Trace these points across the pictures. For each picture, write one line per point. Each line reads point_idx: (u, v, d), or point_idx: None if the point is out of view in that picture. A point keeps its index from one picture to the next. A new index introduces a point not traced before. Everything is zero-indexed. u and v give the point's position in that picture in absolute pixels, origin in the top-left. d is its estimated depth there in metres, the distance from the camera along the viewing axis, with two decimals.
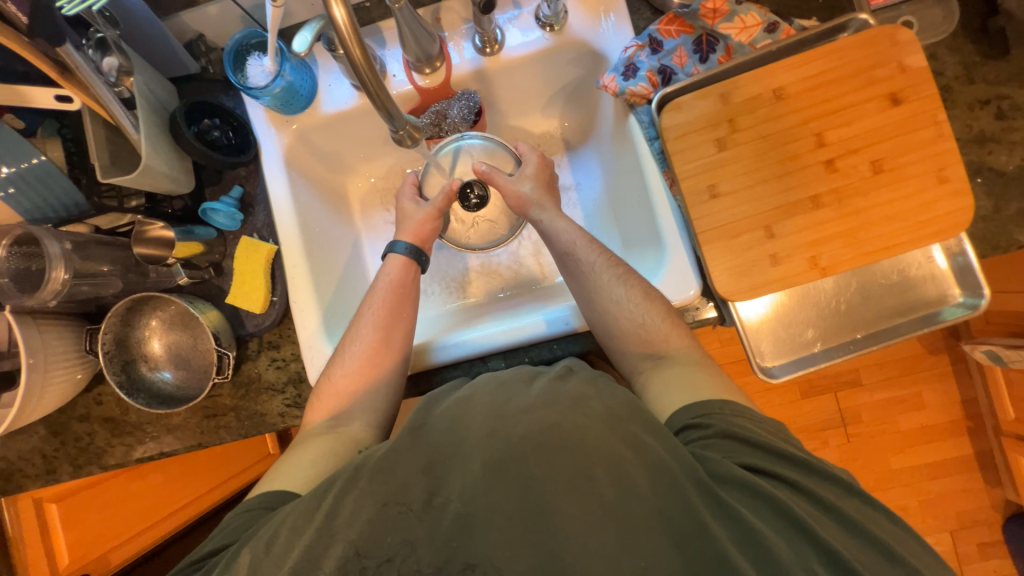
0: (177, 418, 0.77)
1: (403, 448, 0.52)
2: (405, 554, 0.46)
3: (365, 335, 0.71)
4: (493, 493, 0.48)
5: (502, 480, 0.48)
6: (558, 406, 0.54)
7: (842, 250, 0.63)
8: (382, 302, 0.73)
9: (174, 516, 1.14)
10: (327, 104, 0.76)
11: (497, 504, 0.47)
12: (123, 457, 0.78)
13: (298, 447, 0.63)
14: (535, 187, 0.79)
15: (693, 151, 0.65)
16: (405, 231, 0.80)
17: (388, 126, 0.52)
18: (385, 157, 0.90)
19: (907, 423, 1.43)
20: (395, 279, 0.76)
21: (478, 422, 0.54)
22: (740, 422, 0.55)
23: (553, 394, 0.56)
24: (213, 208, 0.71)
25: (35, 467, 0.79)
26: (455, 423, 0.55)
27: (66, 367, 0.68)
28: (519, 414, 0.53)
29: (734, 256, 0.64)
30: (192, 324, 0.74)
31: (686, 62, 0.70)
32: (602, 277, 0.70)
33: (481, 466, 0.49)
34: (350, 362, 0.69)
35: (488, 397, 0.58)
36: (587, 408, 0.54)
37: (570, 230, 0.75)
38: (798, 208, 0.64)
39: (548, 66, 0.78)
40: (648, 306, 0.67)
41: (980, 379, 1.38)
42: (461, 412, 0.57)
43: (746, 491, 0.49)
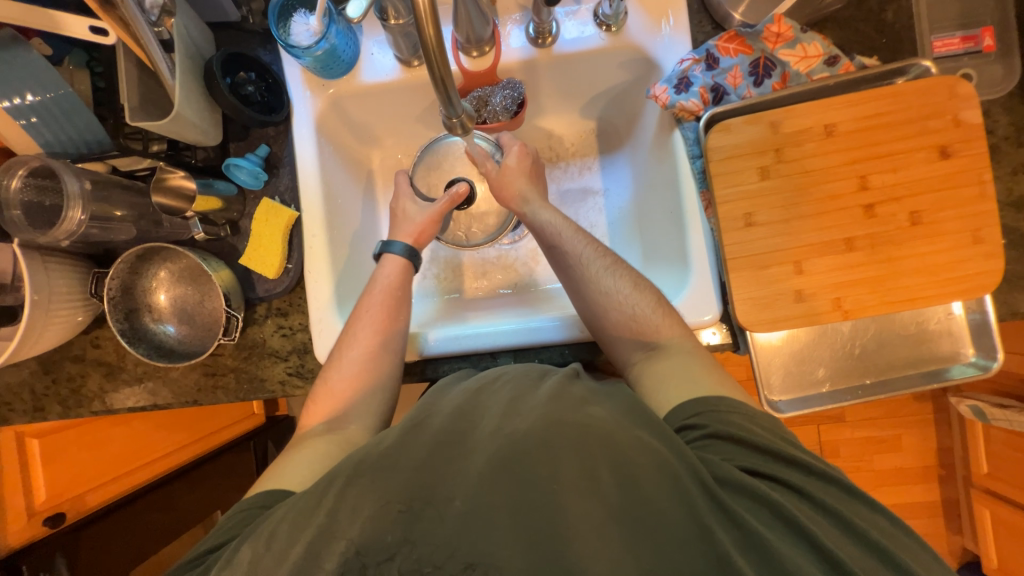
0: (175, 372, 0.76)
1: (409, 439, 0.53)
2: (405, 552, 0.45)
3: (363, 338, 0.69)
4: (497, 494, 0.47)
5: (507, 479, 0.48)
6: (562, 404, 0.55)
7: (867, 296, 0.63)
8: (378, 305, 0.71)
9: (155, 464, 1.13)
10: (367, 74, 0.74)
11: (500, 506, 0.47)
12: (114, 404, 0.77)
13: (302, 447, 0.63)
14: (513, 179, 0.77)
15: (736, 175, 0.64)
16: (405, 233, 0.78)
17: (444, 111, 0.51)
18: (414, 134, 0.88)
19: (883, 463, 1.46)
20: (393, 281, 0.74)
21: (486, 418, 0.55)
22: (734, 419, 0.55)
23: (560, 393, 0.57)
24: (237, 163, 0.69)
25: (24, 403, 0.77)
26: (462, 417, 0.56)
27: (68, 308, 0.67)
28: (526, 412, 0.54)
29: (760, 287, 0.64)
30: (200, 280, 0.72)
31: (740, 83, 0.68)
32: (590, 269, 0.70)
33: (486, 462, 0.49)
34: (348, 365, 0.69)
35: (495, 394, 0.59)
36: (588, 409, 0.55)
37: (544, 234, 0.74)
38: (831, 247, 0.63)
39: (596, 66, 0.76)
40: (637, 295, 0.68)
41: (959, 431, 1.41)
42: (469, 403, 0.58)
43: (744, 494, 0.49)
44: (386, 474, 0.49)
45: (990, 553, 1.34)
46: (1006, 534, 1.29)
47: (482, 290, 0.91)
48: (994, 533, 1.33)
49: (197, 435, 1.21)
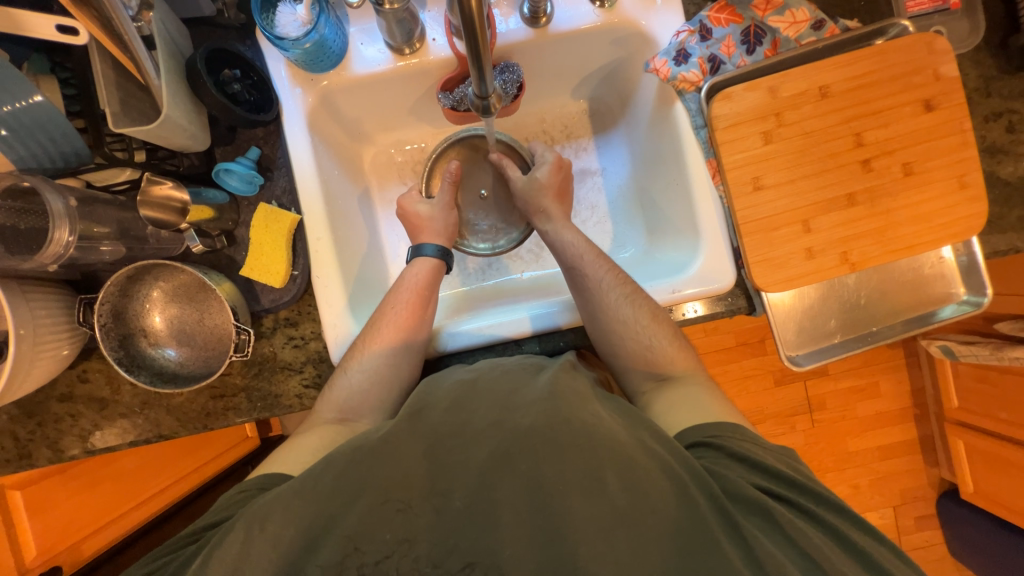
0: (179, 398, 0.71)
1: (406, 429, 0.53)
2: (404, 551, 0.44)
3: (385, 335, 0.67)
4: (500, 484, 0.47)
5: (511, 471, 0.48)
6: (563, 401, 0.54)
7: (872, 247, 0.66)
8: (405, 304, 0.70)
9: (146, 504, 1.05)
10: (358, 65, 0.70)
11: (505, 490, 0.47)
12: (112, 441, 0.71)
13: (311, 431, 0.62)
14: (539, 198, 0.79)
15: (741, 142, 0.66)
16: (434, 233, 0.78)
17: (475, 88, 0.50)
18: (406, 127, 0.86)
19: (865, 409, 1.55)
20: (421, 279, 0.73)
21: (485, 408, 0.54)
22: (750, 446, 0.55)
23: (558, 387, 0.56)
24: (228, 168, 0.65)
25: (5, 452, 0.71)
26: (456, 411, 0.55)
27: (53, 341, 0.60)
28: (526, 404, 0.54)
29: (772, 248, 0.66)
30: (197, 297, 0.67)
31: (734, 52, 0.69)
32: (609, 296, 0.69)
33: (486, 455, 0.49)
34: (370, 358, 0.66)
35: (489, 385, 0.58)
36: (586, 407, 0.54)
37: (566, 253, 0.74)
38: (834, 204, 0.66)
39: (590, 45, 0.76)
40: (654, 327, 0.67)
41: (929, 371, 1.52)
42: (466, 399, 0.56)
43: (756, 512, 0.48)
44: (424, 470, 0.49)
45: (965, 478, 1.46)
46: (979, 460, 1.41)
47: (473, 269, 0.90)
48: (967, 460, 1.44)
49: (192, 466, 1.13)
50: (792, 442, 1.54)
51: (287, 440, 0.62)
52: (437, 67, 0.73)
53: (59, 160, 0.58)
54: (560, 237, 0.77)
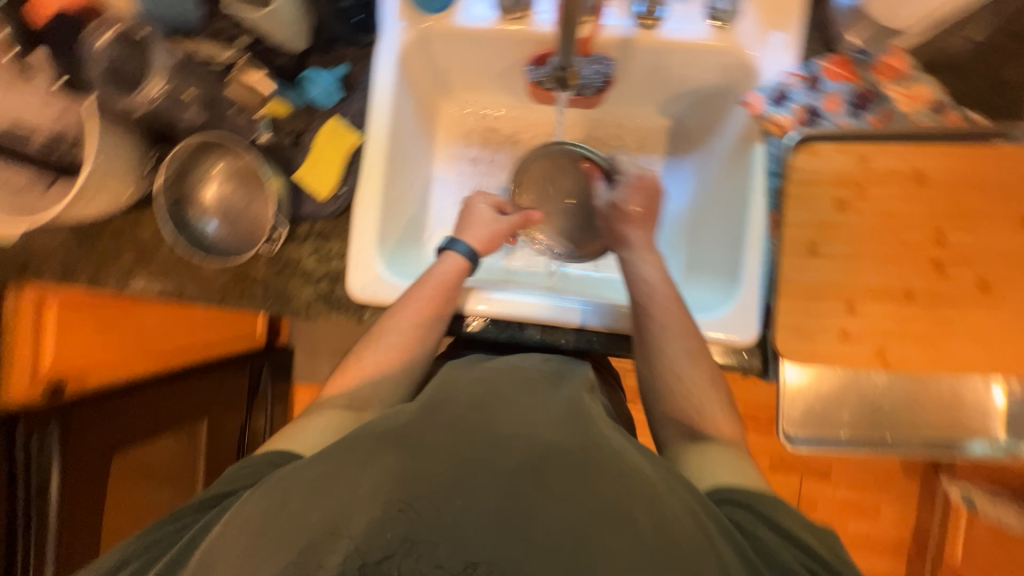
0: (205, 270, 0.76)
1: (420, 422, 0.50)
2: (406, 553, 0.40)
3: (403, 327, 0.68)
4: (538, 501, 0.43)
5: (535, 488, 0.44)
6: (584, 426, 0.51)
7: (915, 353, 0.62)
8: (427, 297, 0.69)
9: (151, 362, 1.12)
10: (461, 17, 0.72)
11: (535, 510, 0.42)
12: (140, 287, 0.77)
13: (321, 413, 0.65)
14: (616, 224, 0.73)
15: (811, 201, 0.63)
16: (472, 234, 0.74)
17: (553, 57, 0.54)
18: (489, 92, 0.87)
19: (858, 530, 1.45)
20: (445, 274, 0.71)
21: (494, 415, 0.51)
22: (788, 515, 0.52)
23: (577, 412, 0.53)
24: (314, 76, 0.71)
25: (55, 265, 0.79)
26: (479, 404, 0.52)
27: (121, 180, 0.66)
28: (538, 422, 0.50)
29: (807, 318, 0.63)
30: (250, 184, 0.72)
31: (837, 110, 0.65)
32: (670, 347, 0.65)
33: (509, 467, 0.45)
34: (383, 351, 0.68)
35: (509, 389, 0.56)
36: (608, 435, 0.53)
37: (638, 291, 0.68)
38: (890, 296, 0.62)
39: (692, 66, 0.73)
40: (708, 390, 0.64)
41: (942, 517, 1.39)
42: (491, 397, 0.54)
43: None
44: None
45: None
46: None
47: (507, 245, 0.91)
48: None
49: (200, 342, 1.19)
50: None
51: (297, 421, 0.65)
52: (534, 40, 0.73)
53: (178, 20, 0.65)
54: (638, 269, 0.70)
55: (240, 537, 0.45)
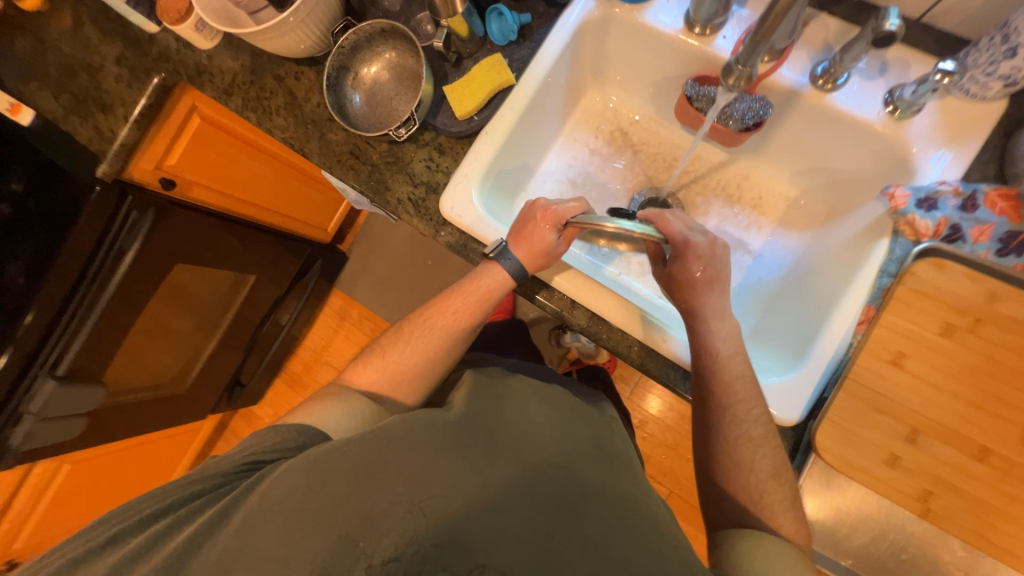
0: (332, 136, 0.84)
1: (443, 437, 0.59)
2: (419, 555, 0.52)
3: (438, 332, 0.75)
4: (565, 524, 0.54)
5: (557, 523, 0.55)
6: (590, 466, 0.60)
7: (961, 512, 0.56)
8: (465, 310, 0.75)
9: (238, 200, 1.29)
10: (649, 14, 0.75)
11: (564, 546, 0.53)
12: (275, 129, 0.87)
13: (340, 398, 0.69)
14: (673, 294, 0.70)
15: (918, 314, 0.59)
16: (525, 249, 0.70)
17: (737, 57, 0.61)
18: (635, 96, 0.90)
19: None
20: (483, 290, 0.74)
21: (500, 453, 0.59)
22: None
23: (587, 455, 0.62)
24: (500, 12, 0.75)
25: (222, 83, 0.91)
26: (507, 433, 0.61)
27: (305, 34, 0.76)
28: (539, 461, 0.59)
29: (860, 425, 0.59)
30: (403, 81, 0.79)
31: (982, 241, 0.61)
32: (730, 433, 0.63)
33: (535, 507, 0.55)
34: (414, 350, 0.75)
35: (527, 421, 0.64)
36: (615, 478, 0.61)
37: (706, 365, 0.65)
38: (961, 444, 0.57)
39: (847, 143, 0.72)
40: (777, 488, 0.60)
41: None
42: (517, 423, 0.63)
43: None
44: None
45: None
46: None
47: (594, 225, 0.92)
48: None
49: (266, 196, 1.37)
50: None
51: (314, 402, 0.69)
52: (707, 60, 0.76)
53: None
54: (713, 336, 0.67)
55: (285, 499, 0.54)
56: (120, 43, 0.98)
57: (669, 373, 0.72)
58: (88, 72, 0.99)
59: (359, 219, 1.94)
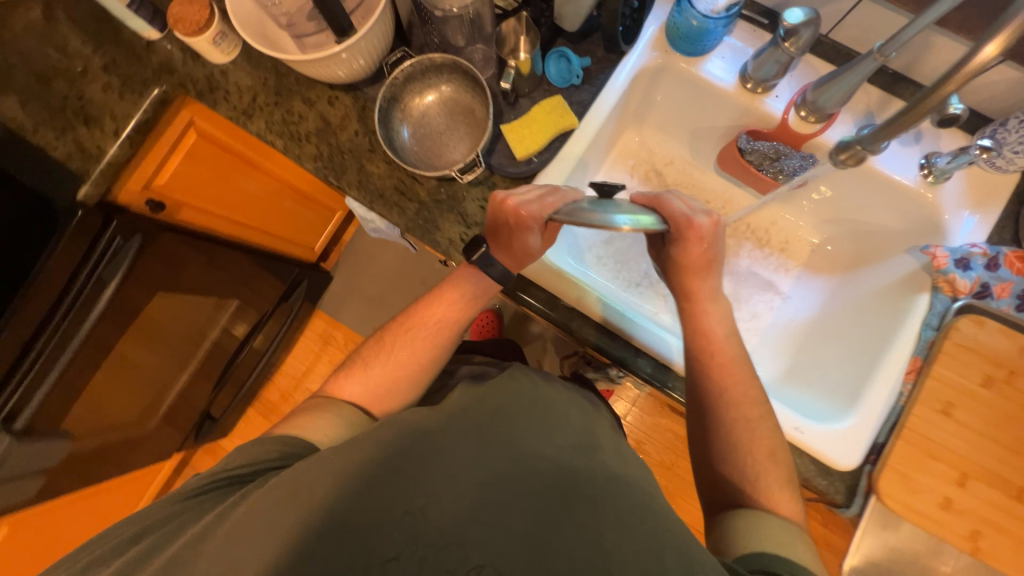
0: (373, 168, 0.78)
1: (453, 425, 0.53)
2: (413, 558, 0.45)
3: (423, 335, 0.69)
4: (558, 523, 0.47)
5: (561, 518, 0.48)
6: (592, 456, 0.53)
7: (1004, 549, 0.62)
8: (456, 309, 0.70)
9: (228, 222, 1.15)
10: (705, 67, 0.77)
11: (562, 542, 0.46)
12: (305, 157, 0.80)
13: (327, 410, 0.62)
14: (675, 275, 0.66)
15: (964, 367, 0.65)
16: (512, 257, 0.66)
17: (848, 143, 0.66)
18: (672, 139, 0.92)
19: None
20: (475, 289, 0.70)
21: (502, 446, 0.52)
22: None
23: (588, 443, 0.55)
24: (566, 55, 0.75)
25: (239, 102, 0.82)
26: (499, 418, 0.54)
27: (347, 65, 0.71)
28: (541, 450, 0.52)
29: (917, 471, 0.63)
30: (456, 118, 0.76)
31: (1005, 297, 0.68)
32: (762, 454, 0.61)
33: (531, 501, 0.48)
34: (398, 357, 0.67)
35: (524, 407, 0.57)
36: (612, 460, 0.54)
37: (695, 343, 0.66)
38: (1002, 486, 0.62)
39: (885, 201, 0.77)
40: (769, 466, 0.60)
41: None
42: (509, 408, 0.56)
43: None
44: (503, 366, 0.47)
45: None
46: None
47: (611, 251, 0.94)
48: None
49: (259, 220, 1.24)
50: None
51: (299, 415, 0.62)
52: (757, 116, 0.78)
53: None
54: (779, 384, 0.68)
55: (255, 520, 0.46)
56: (110, 49, 0.86)
57: None
58: (64, 76, 0.85)
59: (344, 236, 1.83)
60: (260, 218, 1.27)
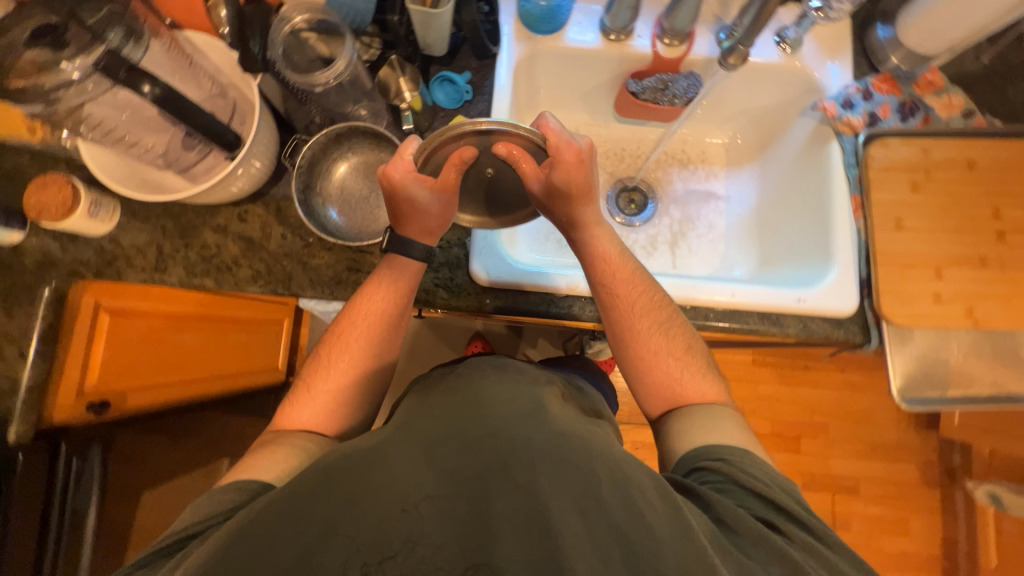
0: (318, 260, 0.75)
1: (405, 435, 0.52)
2: (407, 553, 0.42)
3: (353, 348, 0.67)
4: (497, 494, 0.45)
5: (506, 481, 0.46)
6: (543, 417, 0.53)
7: (997, 310, 0.70)
8: (377, 316, 0.68)
9: (185, 386, 1.04)
10: (569, 38, 0.82)
11: (505, 506, 0.45)
12: (243, 281, 0.75)
13: (282, 443, 0.59)
14: (563, 205, 0.67)
15: (890, 185, 0.74)
16: (418, 228, 0.68)
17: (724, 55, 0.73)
18: (569, 110, 0.96)
19: (891, 546, 1.56)
20: (393, 289, 0.68)
21: (462, 431, 0.51)
22: (756, 476, 0.54)
23: (539, 406, 0.54)
24: (450, 78, 0.76)
25: (144, 261, 0.76)
26: (449, 416, 0.54)
27: (247, 174, 0.67)
28: (497, 424, 0.51)
29: (903, 283, 0.71)
30: (375, 179, 0.75)
31: (889, 116, 0.79)
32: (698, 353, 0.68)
33: (482, 468, 0.47)
34: (335, 374, 0.66)
35: (478, 395, 0.57)
36: (563, 418, 0.54)
37: (596, 269, 0.70)
38: (968, 262, 0.72)
39: (765, 82, 0.86)
40: (688, 360, 0.67)
41: (965, 525, 1.52)
42: (456, 404, 0.55)
43: (750, 536, 0.48)
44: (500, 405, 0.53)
45: None
46: None
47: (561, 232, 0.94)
48: None
49: (223, 372, 1.14)
50: None
51: (250, 456, 0.58)
52: (632, 59, 0.84)
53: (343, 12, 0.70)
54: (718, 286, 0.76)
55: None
56: None
57: (749, 317, 0.75)
58: None
59: None
60: (229, 372, 1.16)
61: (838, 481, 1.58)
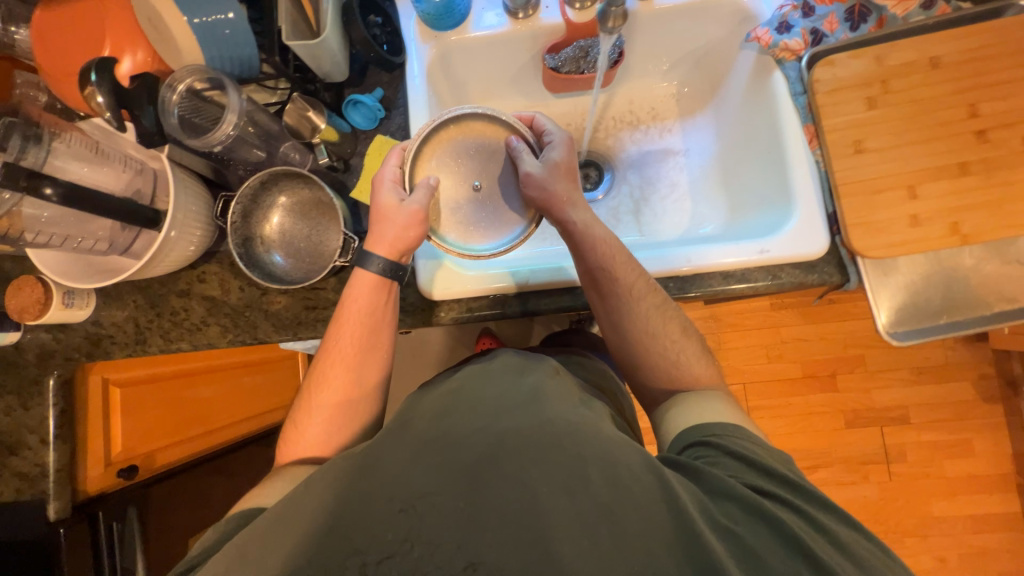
0: (276, 304, 0.78)
1: (397, 438, 0.53)
2: (405, 552, 0.43)
3: (332, 378, 0.68)
4: (489, 484, 0.46)
5: (499, 470, 0.46)
6: (536, 404, 0.54)
7: (986, 220, 0.63)
8: (350, 342, 0.67)
9: (204, 438, 1.11)
10: (474, 28, 0.79)
11: (497, 493, 0.45)
12: (215, 337, 0.79)
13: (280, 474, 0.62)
14: (559, 183, 0.67)
15: (843, 105, 0.68)
16: (383, 239, 0.67)
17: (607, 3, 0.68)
18: (502, 97, 0.92)
19: (954, 469, 1.47)
20: (364, 305, 0.68)
21: (457, 427, 0.52)
22: (749, 447, 0.52)
23: (536, 393, 0.56)
24: (359, 100, 0.75)
25: (126, 335, 0.81)
26: (445, 415, 0.54)
27: (186, 241, 0.70)
28: (489, 419, 0.52)
29: (874, 211, 0.65)
30: (311, 216, 0.75)
31: (836, 28, 0.72)
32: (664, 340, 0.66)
33: (476, 457, 0.48)
34: (321, 404, 0.67)
35: (474, 392, 0.57)
36: (556, 405, 0.54)
37: (598, 248, 0.66)
38: (944, 172, 0.64)
39: (696, 21, 0.79)
40: (683, 344, 0.67)
41: None
42: (454, 403, 0.56)
43: (744, 507, 0.46)
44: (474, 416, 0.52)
45: None
46: None
47: None
48: None
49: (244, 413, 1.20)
50: (864, 492, 1.48)
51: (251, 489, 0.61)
52: (545, 33, 0.80)
53: (234, 65, 0.67)
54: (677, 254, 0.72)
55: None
56: None
57: (714, 279, 0.71)
58: None
59: None
60: (251, 412, 1.23)
61: (884, 413, 1.49)
